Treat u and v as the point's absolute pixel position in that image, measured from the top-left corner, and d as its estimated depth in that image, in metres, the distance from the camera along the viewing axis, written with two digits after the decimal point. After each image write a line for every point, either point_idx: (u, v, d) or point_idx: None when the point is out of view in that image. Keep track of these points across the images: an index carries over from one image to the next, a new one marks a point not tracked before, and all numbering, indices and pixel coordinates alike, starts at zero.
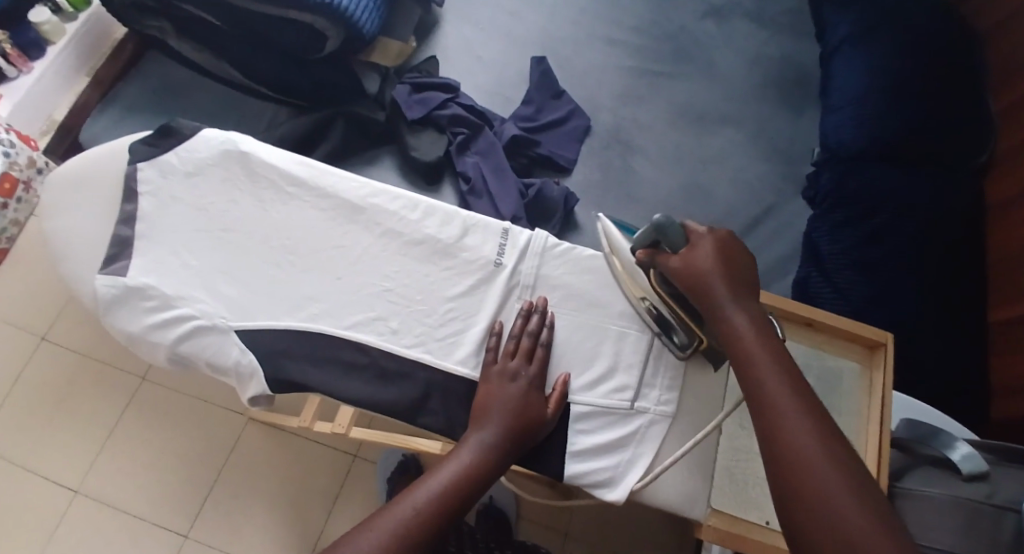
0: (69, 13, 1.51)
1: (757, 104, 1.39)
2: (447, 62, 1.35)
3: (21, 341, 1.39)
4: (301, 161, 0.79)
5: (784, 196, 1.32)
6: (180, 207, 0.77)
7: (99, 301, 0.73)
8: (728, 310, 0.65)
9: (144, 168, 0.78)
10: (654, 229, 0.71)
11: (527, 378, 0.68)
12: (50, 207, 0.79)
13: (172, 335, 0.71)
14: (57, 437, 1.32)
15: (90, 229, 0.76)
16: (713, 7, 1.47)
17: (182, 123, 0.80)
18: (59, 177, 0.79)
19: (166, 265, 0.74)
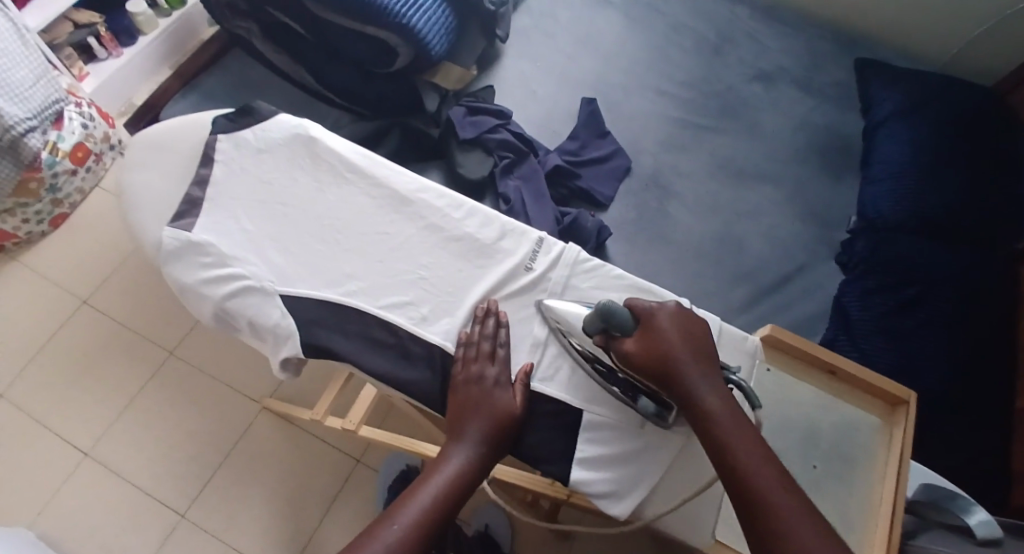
0: (163, 9, 1.63)
1: (797, 166, 1.41)
2: (502, 92, 1.41)
3: (65, 302, 1.46)
4: (361, 151, 0.84)
5: (816, 257, 1.33)
6: (246, 178, 0.83)
7: (161, 251, 0.79)
8: (705, 393, 0.67)
9: (223, 140, 0.85)
10: (602, 316, 0.70)
11: (493, 379, 0.71)
12: (133, 165, 0.87)
13: (222, 291, 0.76)
14: (83, 395, 1.38)
15: (165, 190, 0.83)
16: (763, 72, 1.52)
17: (263, 106, 0.87)
18: (145, 139, 0.88)
19: (226, 228, 0.80)
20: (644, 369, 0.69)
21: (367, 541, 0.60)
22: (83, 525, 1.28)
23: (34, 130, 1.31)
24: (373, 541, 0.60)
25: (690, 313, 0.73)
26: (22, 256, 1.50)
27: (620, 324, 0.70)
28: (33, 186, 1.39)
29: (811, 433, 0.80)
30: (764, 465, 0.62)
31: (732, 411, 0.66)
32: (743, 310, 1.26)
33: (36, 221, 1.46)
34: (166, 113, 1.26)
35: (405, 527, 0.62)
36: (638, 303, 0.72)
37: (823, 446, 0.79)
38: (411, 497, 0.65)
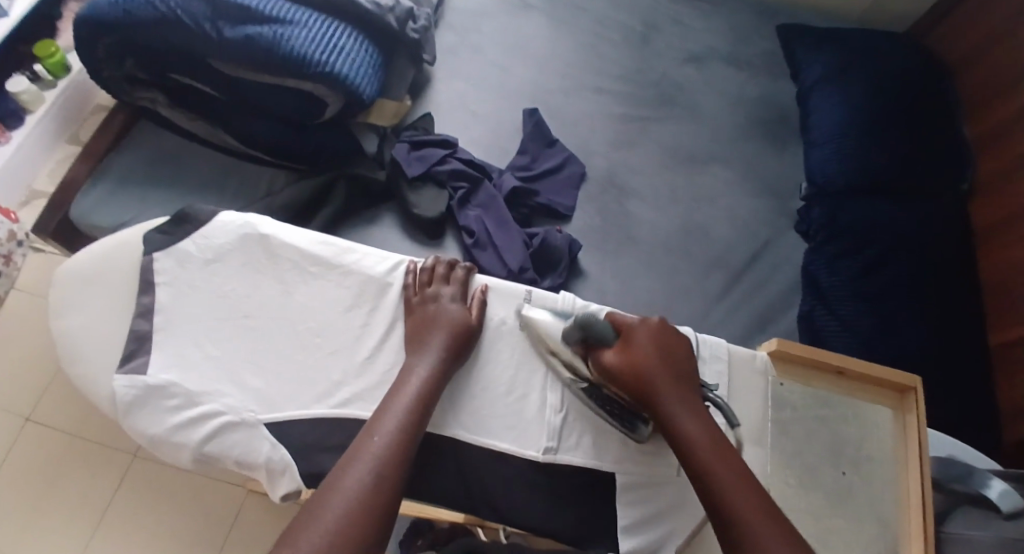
0: (48, 81, 1.48)
1: (745, 143, 1.39)
2: (439, 117, 1.34)
3: (5, 422, 1.32)
4: (321, 239, 0.83)
5: (781, 231, 1.31)
6: (201, 297, 0.80)
7: (118, 402, 0.75)
8: (681, 411, 0.71)
9: (161, 259, 0.81)
10: (580, 328, 0.75)
11: (445, 297, 0.79)
12: (68, 304, 0.81)
13: (198, 436, 0.73)
14: (46, 521, 1.26)
15: (109, 329, 0.79)
16: (693, 53, 1.49)
17: (199, 208, 0.83)
18: (68, 273, 0.82)
19: (189, 360, 0.77)
20: (623, 383, 0.73)
21: (355, 455, 0.65)
22: None
23: None
24: (359, 456, 0.65)
25: (670, 328, 0.77)
26: None
27: (597, 336, 0.74)
28: None
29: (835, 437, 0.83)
30: (729, 470, 0.67)
31: (706, 427, 0.70)
32: (725, 297, 1.23)
33: None
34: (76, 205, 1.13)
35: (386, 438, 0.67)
36: (619, 317, 0.78)
37: (849, 449, 0.83)
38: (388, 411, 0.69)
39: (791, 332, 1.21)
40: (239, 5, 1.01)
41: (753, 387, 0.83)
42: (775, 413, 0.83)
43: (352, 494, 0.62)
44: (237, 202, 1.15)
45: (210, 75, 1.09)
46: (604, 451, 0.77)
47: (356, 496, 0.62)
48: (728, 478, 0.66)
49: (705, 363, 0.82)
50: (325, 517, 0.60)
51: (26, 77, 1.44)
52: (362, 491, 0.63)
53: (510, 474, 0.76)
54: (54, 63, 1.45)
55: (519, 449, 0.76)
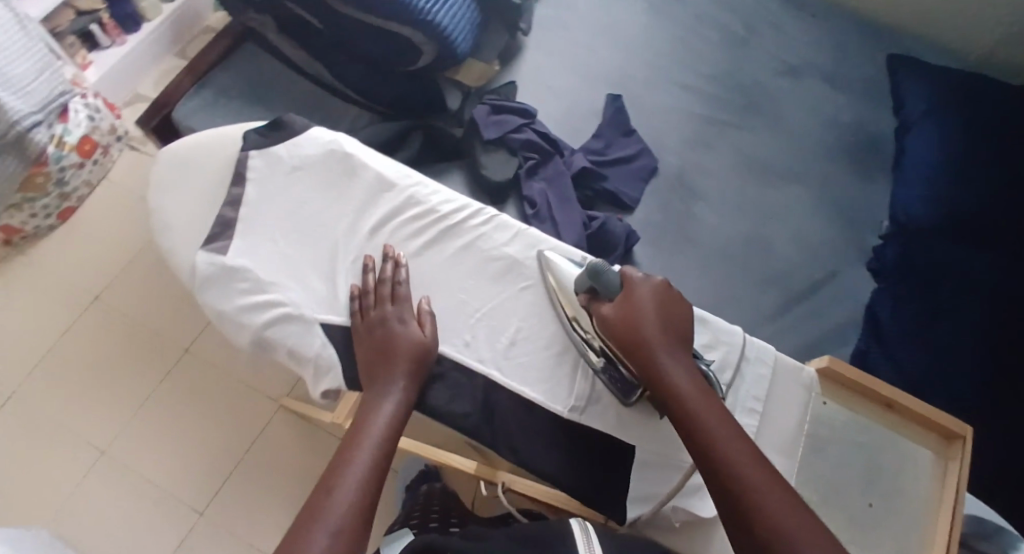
0: None
1: (826, 167, 1.37)
2: (524, 88, 1.38)
3: (76, 298, 1.44)
4: (399, 170, 0.90)
5: (847, 262, 1.28)
6: (283, 199, 0.87)
7: (196, 275, 0.82)
8: (676, 370, 0.72)
9: (254, 157, 0.89)
10: (590, 275, 0.79)
11: (392, 319, 0.78)
12: (165, 182, 0.89)
13: (260, 319, 0.79)
14: (93, 394, 1.36)
15: (198, 209, 0.87)
16: (790, 67, 1.47)
17: (295, 119, 0.92)
18: (170, 154, 0.91)
19: (263, 253, 0.83)
20: (621, 342, 0.75)
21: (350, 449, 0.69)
22: (94, 527, 1.26)
23: (39, 123, 1.28)
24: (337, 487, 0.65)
25: (670, 289, 0.79)
26: (29, 250, 1.47)
27: (605, 285, 0.78)
28: (40, 180, 1.36)
29: (869, 465, 0.82)
30: (731, 433, 0.67)
31: (701, 389, 0.70)
32: (775, 318, 1.22)
33: (43, 216, 1.44)
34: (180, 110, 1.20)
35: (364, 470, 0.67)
36: (624, 271, 0.80)
37: (880, 480, 0.82)
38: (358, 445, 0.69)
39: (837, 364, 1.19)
40: None
41: (793, 398, 0.84)
42: (811, 429, 0.83)
43: (352, 485, 0.65)
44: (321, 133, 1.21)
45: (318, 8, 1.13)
46: (630, 427, 0.79)
47: (357, 484, 0.66)
48: (728, 438, 0.66)
49: (748, 363, 0.85)
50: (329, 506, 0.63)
51: None
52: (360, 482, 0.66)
53: (536, 427, 0.78)
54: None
55: (549, 402, 0.79)
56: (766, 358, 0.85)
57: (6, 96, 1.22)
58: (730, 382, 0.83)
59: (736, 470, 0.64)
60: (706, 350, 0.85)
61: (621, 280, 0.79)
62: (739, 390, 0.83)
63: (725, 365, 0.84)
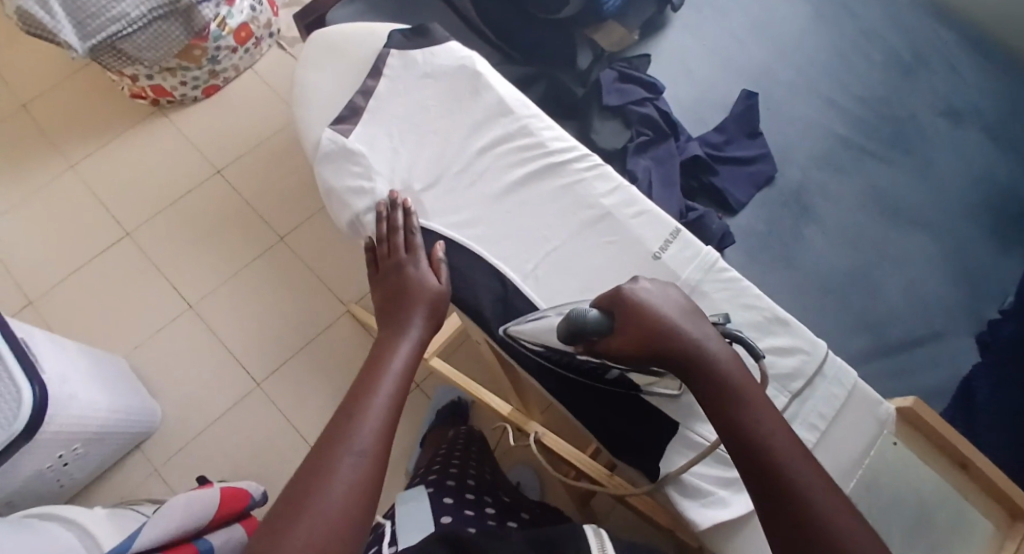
0: None
1: (961, 221, 1.26)
2: (659, 65, 1.34)
3: (200, 166, 1.56)
4: (520, 99, 0.89)
5: (952, 327, 1.19)
6: (406, 100, 0.89)
7: (319, 150, 0.87)
8: (705, 368, 0.61)
9: (394, 56, 0.91)
10: (570, 326, 0.66)
11: (409, 263, 0.77)
12: (315, 63, 0.94)
13: (362, 205, 0.83)
14: (194, 256, 1.48)
15: (331, 93, 0.91)
16: (953, 106, 1.34)
17: (437, 30, 0.94)
18: (320, 40, 0.95)
19: (379, 145, 0.86)
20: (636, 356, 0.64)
21: (372, 381, 0.65)
22: (166, 371, 1.39)
23: (209, 1, 1.38)
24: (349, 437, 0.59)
25: (667, 285, 0.67)
26: (172, 114, 1.61)
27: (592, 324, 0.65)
28: (196, 52, 1.49)
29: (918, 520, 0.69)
30: (773, 430, 0.57)
31: (740, 381, 0.60)
32: (856, 363, 1.17)
33: (192, 86, 1.57)
34: (331, 19, 1.15)
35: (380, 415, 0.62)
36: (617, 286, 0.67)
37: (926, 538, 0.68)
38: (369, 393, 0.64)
39: None
40: None
41: (860, 426, 0.74)
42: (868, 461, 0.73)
43: (378, 413, 0.62)
44: None
45: None
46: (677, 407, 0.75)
47: (381, 416, 0.62)
48: (778, 439, 0.56)
49: (823, 379, 0.76)
50: (355, 434, 0.60)
51: None
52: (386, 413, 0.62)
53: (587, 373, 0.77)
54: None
55: None
56: (844, 379, 0.76)
57: None
58: (797, 392, 0.75)
59: (784, 480, 0.54)
60: (781, 353, 0.76)
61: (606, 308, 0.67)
62: (805, 403, 0.74)
63: (796, 374, 0.75)
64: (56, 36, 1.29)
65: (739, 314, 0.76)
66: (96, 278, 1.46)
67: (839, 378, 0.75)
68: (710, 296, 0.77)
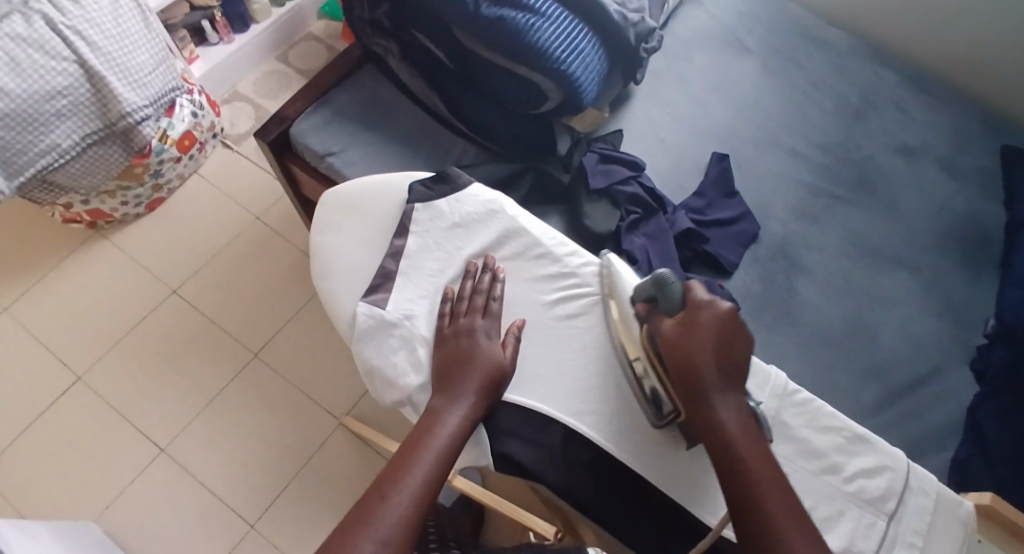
0: None
1: (938, 254, 1.28)
2: (631, 137, 1.34)
3: (155, 290, 1.49)
4: (554, 236, 0.92)
5: (950, 361, 1.18)
6: (438, 254, 0.91)
7: (356, 326, 0.87)
8: (720, 404, 0.73)
9: (419, 209, 0.94)
10: (655, 285, 0.80)
11: (480, 332, 0.83)
12: (336, 225, 0.97)
13: (415, 381, 0.83)
14: (162, 390, 1.39)
15: (355, 261, 0.94)
16: (906, 144, 1.39)
17: (458, 174, 0.96)
18: (336, 198, 0.99)
19: (418, 311, 0.87)
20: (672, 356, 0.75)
21: (415, 452, 0.74)
22: (143, 520, 1.28)
23: (149, 118, 1.33)
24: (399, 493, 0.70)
25: (740, 320, 0.78)
26: (114, 235, 1.54)
27: (666, 302, 0.79)
28: (139, 170, 1.42)
29: None
30: (764, 470, 0.69)
31: (742, 425, 0.72)
32: (873, 413, 1.13)
33: (134, 204, 1.51)
34: (297, 127, 1.22)
35: (423, 475, 0.72)
36: (695, 291, 0.79)
37: None
38: (414, 454, 0.74)
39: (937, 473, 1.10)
40: None
41: (953, 535, 0.80)
42: None
43: (416, 486, 0.71)
44: (430, 166, 1.21)
45: (448, 42, 1.12)
46: (696, 493, 0.78)
47: (421, 480, 0.72)
48: (762, 478, 0.69)
49: (911, 492, 0.81)
50: (397, 492, 0.70)
51: None
52: (423, 485, 0.71)
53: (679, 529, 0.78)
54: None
55: (697, 509, 0.77)
56: (929, 489, 0.82)
57: (121, 87, 1.27)
58: (892, 513, 0.80)
59: (766, 509, 0.67)
60: (870, 474, 0.81)
61: (685, 298, 0.79)
62: (901, 522, 0.80)
63: (887, 493, 0.80)
64: None
65: (821, 438, 0.82)
66: (54, 430, 1.35)
67: (925, 490, 0.81)
68: (795, 422, 0.83)
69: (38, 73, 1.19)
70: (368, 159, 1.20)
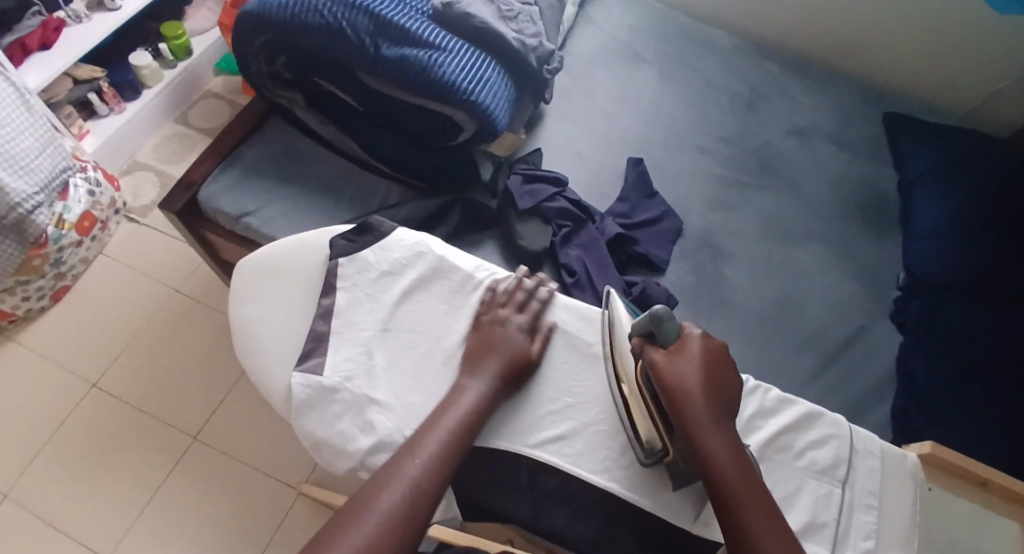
0: (169, 61, 1.70)
1: (845, 224, 1.35)
2: (548, 156, 1.36)
3: (73, 386, 1.38)
4: (485, 267, 0.92)
5: (875, 321, 1.25)
6: (371, 305, 0.89)
7: (294, 399, 0.83)
8: (712, 435, 0.72)
9: (343, 264, 0.91)
10: (652, 321, 0.78)
11: (513, 324, 0.85)
12: (255, 295, 0.93)
13: (365, 444, 0.79)
14: (97, 491, 1.29)
15: (285, 326, 0.90)
16: (798, 127, 1.47)
17: (378, 221, 0.94)
18: (253, 265, 0.95)
19: (356, 370, 0.84)
20: (666, 389, 0.74)
21: (438, 421, 0.76)
22: None
23: (41, 205, 1.26)
24: (397, 476, 0.71)
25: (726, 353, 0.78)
26: (18, 334, 1.43)
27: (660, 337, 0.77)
28: (36, 262, 1.34)
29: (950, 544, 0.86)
30: (754, 500, 0.69)
31: (738, 454, 0.71)
32: (817, 382, 1.17)
33: (37, 297, 1.40)
34: (205, 191, 1.17)
35: (432, 457, 0.73)
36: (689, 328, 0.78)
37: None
38: (427, 436, 0.75)
39: (884, 428, 1.14)
40: (399, 27, 1.06)
41: (903, 488, 0.84)
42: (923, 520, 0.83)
43: (425, 465, 0.72)
44: (353, 212, 1.18)
45: (353, 86, 1.14)
46: (666, 500, 0.77)
47: (429, 463, 0.73)
48: (750, 508, 0.69)
49: (859, 455, 0.85)
50: (399, 478, 0.71)
51: (149, 54, 1.64)
52: (433, 462, 0.73)
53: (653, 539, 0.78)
54: (179, 46, 1.68)
55: (669, 514, 0.77)
56: (873, 447, 0.86)
57: (6, 175, 1.19)
58: (844, 479, 0.83)
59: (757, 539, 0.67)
60: (817, 446, 0.85)
61: (679, 334, 0.77)
62: (855, 486, 0.83)
63: (836, 461, 0.84)
64: None
65: (768, 423, 0.85)
66: None
67: (870, 449, 0.85)
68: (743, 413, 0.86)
69: None
70: (287, 214, 1.17)
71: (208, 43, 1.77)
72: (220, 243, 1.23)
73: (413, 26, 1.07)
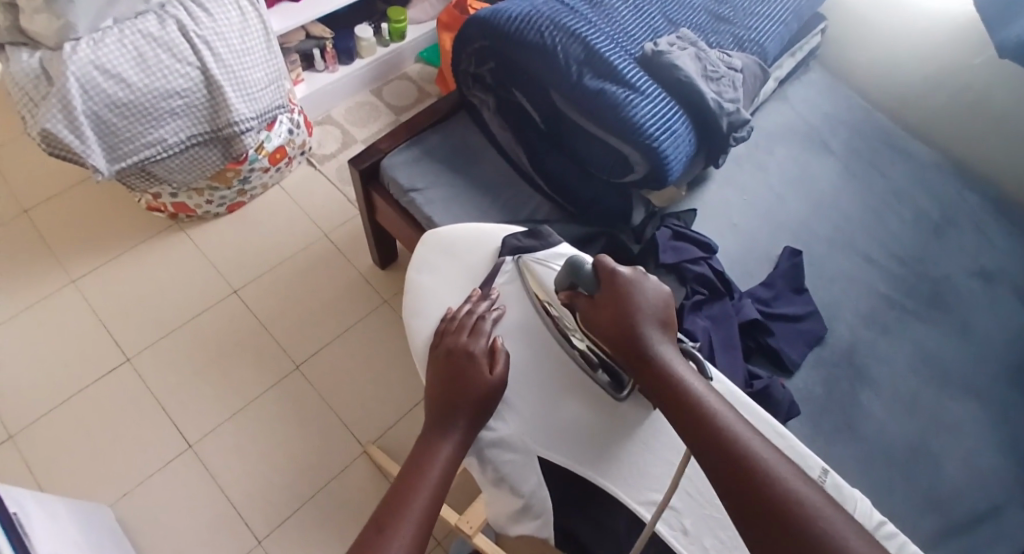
0: (385, 40, 1.85)
1: (1010, 388, 1.21)
2: (703, 219, 1.34)
3: (216, 287, 1.53)
4: None
5: (1016, 504, 1.10)
6: (521, 307, 0.91)
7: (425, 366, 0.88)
8: (661, 350, 0.76)
9: (508, 263, 0.94)
10: (570, 273, 0.83)
11: (469, 350, 0.83)
12: (426, 262, 0.97)
13: (486, 436, 0.82)
14: (204, 386, 1.41)
15: (437, 299, 0.93)
16: (985, 270, 1.34)
17: (549, 232, 0.97)
18: (435, 238, 1.00)
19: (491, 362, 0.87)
20: (604, 328, 0.79)
21: (413, 486, 0.74)
22: (157, 513, 1.28)
23: (251, 130, 1.40)
24: (393, 532, 0.69)
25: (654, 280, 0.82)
26: (191, 229, 1.60)
27: (582, 281, 0.82)
28: (230, 174, 1.50)
29: None
30: (708, 394, 0.72)
31: (690, 369, 0.75)
32: (925, 547, 1.05)
33: (217, 204, 1.57)
34: (387, 159, 1.26)
35: (420, 510, 0.72)
36: (606, 263, 0.82)
37: None
38: (414, 489, 0.74)
39: None
40: (607, 62, 1.09)
41: None
42: None
43: (416, 516, 0.71)
44: (505, 217, 1.23)
45: (544, 104, 1.18)
46: None
47: (419, 516, 0.71)
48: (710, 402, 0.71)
49: None
50: (395, 532, 0.69)
51: (372, 30, 1.79)
52: (423, 514, 0.71)
53: None
54: (396, 29, 1.83)
55: None
56: None
57: (233, 97, 1.34)
58: None
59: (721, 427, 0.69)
60: None
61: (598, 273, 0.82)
62: None
63: None
64: (84, 159, 1.25)
65: None
66: (89, 409, 1.38)
67: None
68: None
69: (160, 72, 1.27)
70: (450, 200, 1.23)
71: (422, 32, 1.91)
72: (382, 207, 1.32)
73: (620, 65, 1.09)
